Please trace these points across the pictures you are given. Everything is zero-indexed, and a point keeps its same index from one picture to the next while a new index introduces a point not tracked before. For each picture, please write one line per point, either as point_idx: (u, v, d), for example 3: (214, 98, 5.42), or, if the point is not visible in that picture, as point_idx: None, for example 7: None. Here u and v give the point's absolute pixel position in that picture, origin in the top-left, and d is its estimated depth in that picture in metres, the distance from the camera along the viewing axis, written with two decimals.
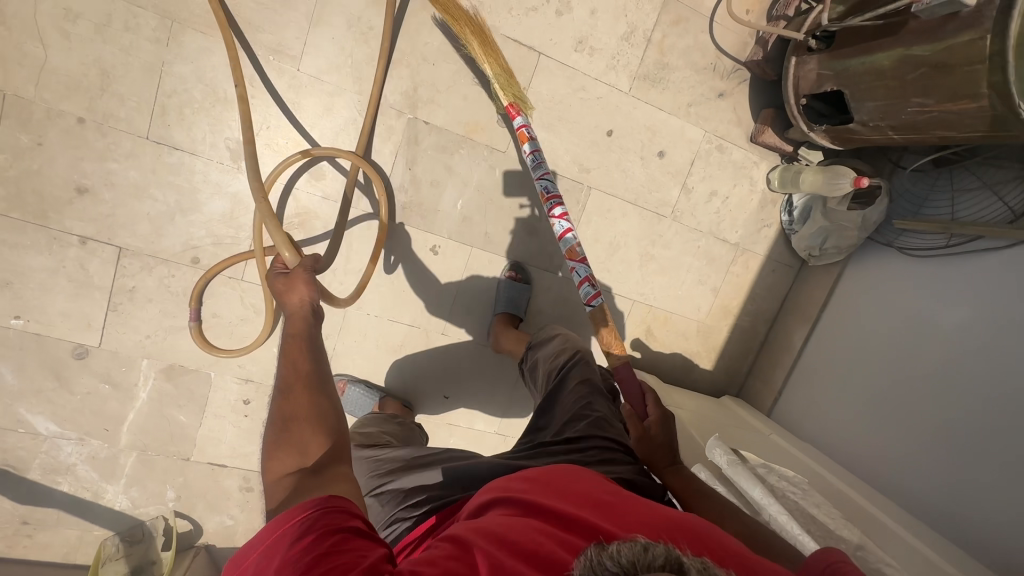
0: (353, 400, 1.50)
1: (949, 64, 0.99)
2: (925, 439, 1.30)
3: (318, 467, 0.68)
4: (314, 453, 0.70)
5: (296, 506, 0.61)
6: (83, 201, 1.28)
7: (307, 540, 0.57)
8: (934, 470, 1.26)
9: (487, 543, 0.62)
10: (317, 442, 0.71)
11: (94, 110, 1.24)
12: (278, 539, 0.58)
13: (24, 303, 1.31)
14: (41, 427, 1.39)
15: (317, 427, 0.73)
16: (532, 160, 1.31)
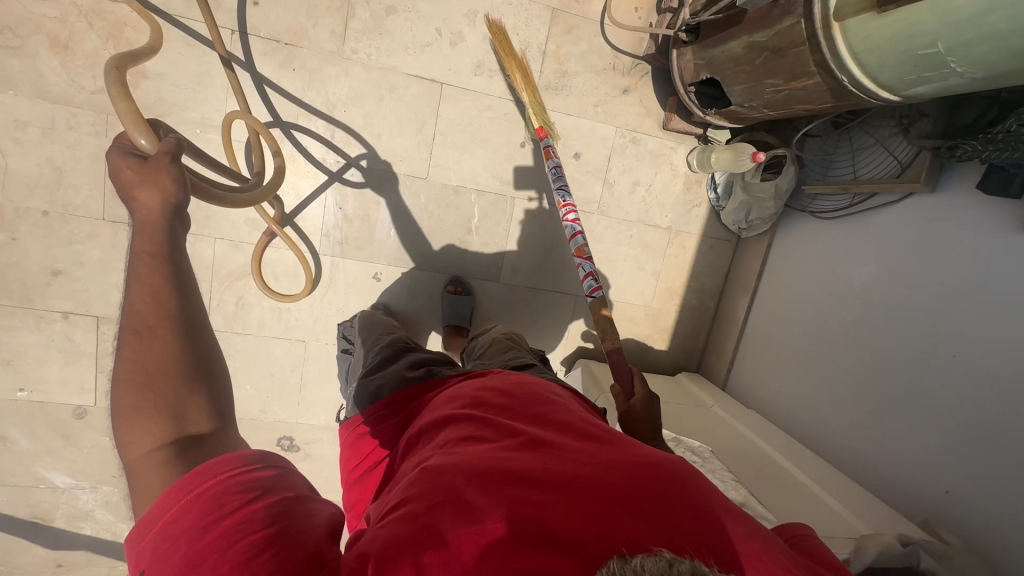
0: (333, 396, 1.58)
1: (782, 47, 1.05)
2: (851, 395, 1.34)
3: (197, 455, 0.55)
4: (194, 425, 0.56)
5: (211, 475, 0.53)
6: (59, 282, 1.46)
7: (230, 529, 0.49)
8: (859, 423, 1.30)
9: (475, 498, 0.56)
10: (201, 407, 0.57)
11: (54, 202, 1.41)
12: (192, 519, 0.50)
13: (25, 376, 1.50)
14: (59, 480, 1.59)
15: (192, 387, 0.57)
16: (554, 174, 1.42)
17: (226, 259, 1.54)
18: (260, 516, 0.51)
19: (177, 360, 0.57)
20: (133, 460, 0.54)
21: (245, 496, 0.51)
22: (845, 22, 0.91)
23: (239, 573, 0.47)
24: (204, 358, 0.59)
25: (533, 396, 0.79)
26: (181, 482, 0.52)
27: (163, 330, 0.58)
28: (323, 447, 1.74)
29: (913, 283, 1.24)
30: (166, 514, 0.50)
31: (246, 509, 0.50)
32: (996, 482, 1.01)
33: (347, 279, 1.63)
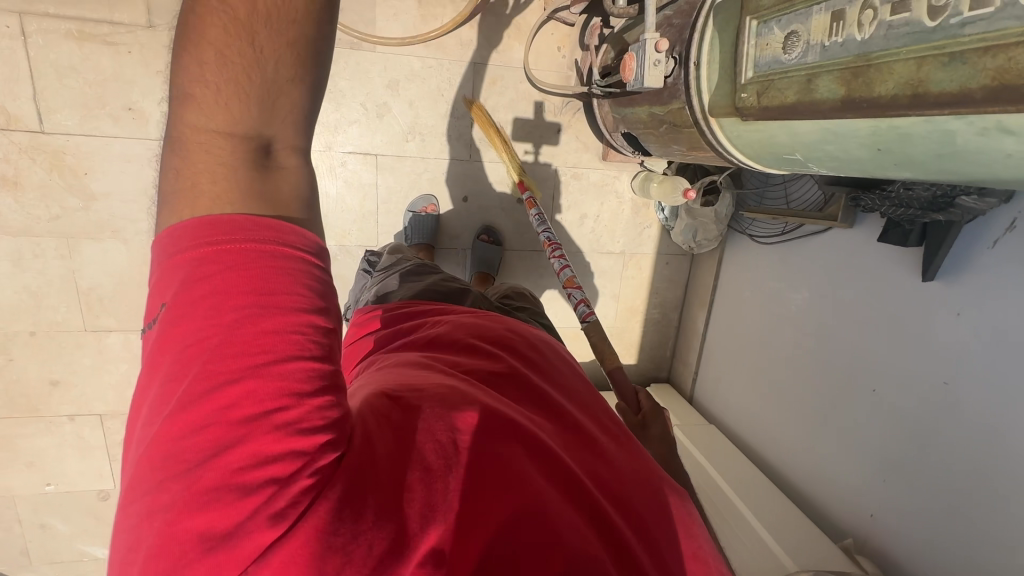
0: None
1: (677, 124, 1.07)
2: (801, 411, 1.40)
3: (263, 165, 0.46)
4: (279, 130, 0.47)
5: (274, 241, 0.44)
6: (60, 389, 1.60)
7: (292, 322, 0.43)
8: (807, 441, 1.37)
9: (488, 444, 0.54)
10: (291, 114, 0.47)
11: (39, 322, 1.53)
12: (244, 282, 0.43)
13: (50, 472, 1.68)
14: (100, 551, 1.80)
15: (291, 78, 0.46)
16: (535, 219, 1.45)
17: None
18: (330, 361, 0.45)
19: (290, 48, 0.45)
20: (182, 125, 0.44)
21: (310, 310, 0.44)
22: (719, 118, 0.92)
23: (284, 376, 0.42)
24: (322, 84, 0.49)
25: (566, 370, 0.80)
26: (238, 218, 0.44)
27: (289, 2, 0.44)
28: None
29: (837, 315, 1.29)
30: (203, 246, 0.43)
31: (307, 323, 0.44)
32: (908, 512, 1.12)
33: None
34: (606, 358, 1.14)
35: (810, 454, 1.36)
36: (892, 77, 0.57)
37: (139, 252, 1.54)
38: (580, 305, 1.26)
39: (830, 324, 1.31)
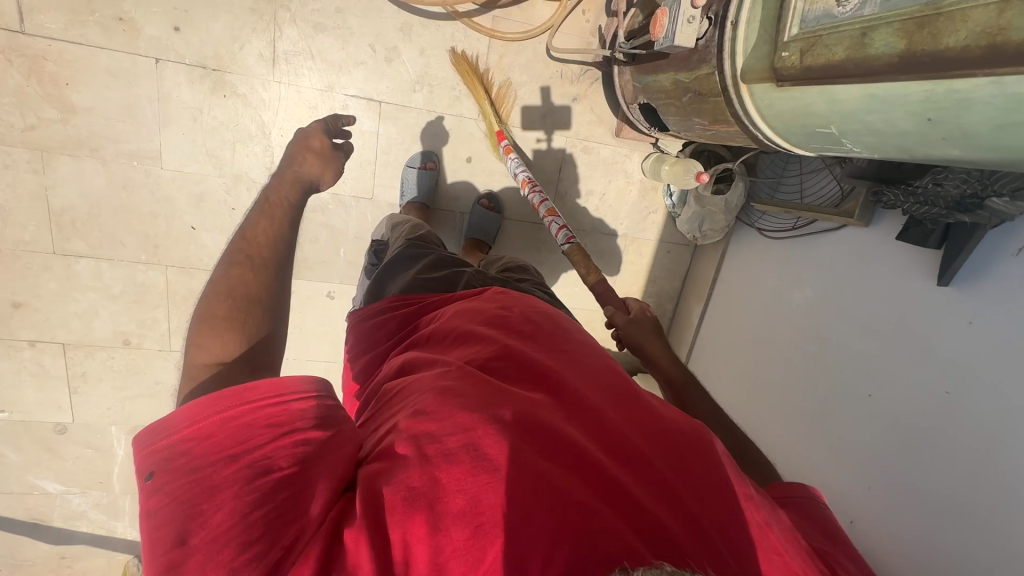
0: None
1: (703, 93, 1.00)
2: (794, 413, 1.35)
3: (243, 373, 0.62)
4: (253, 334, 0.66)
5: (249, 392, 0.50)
6: (21, 312, 1.52)
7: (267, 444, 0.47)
8: (797, 443, 1.32)
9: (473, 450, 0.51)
10: (259, 325, 0.67)
11: (3, 239, 1.44)
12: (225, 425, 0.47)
13: (4, 399, 1.60)
14: (51, 487, 1.73)
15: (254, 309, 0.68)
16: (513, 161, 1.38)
17: (180, 284, 1.58)
18: (304, 457, 0.47)
19: (258, 301, 0.69)
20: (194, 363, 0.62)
21: (290, 431, 0.48)
22: (751, 85, 0.86)
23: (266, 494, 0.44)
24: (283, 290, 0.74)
25: (565, 333, 0.74)
26: (220, 395, 0.50)
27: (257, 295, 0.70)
28: None
29: (838, 316, 1.25)
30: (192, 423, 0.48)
31: (285, 443, 0.47)
32: (893, 520, 1.07)
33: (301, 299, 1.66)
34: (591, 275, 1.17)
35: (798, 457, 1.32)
36: (966, 26, 0.51)
37: (118, 176, 1.45)
38: (562, 230, 1.26)
39: (834, 325, 1.26)
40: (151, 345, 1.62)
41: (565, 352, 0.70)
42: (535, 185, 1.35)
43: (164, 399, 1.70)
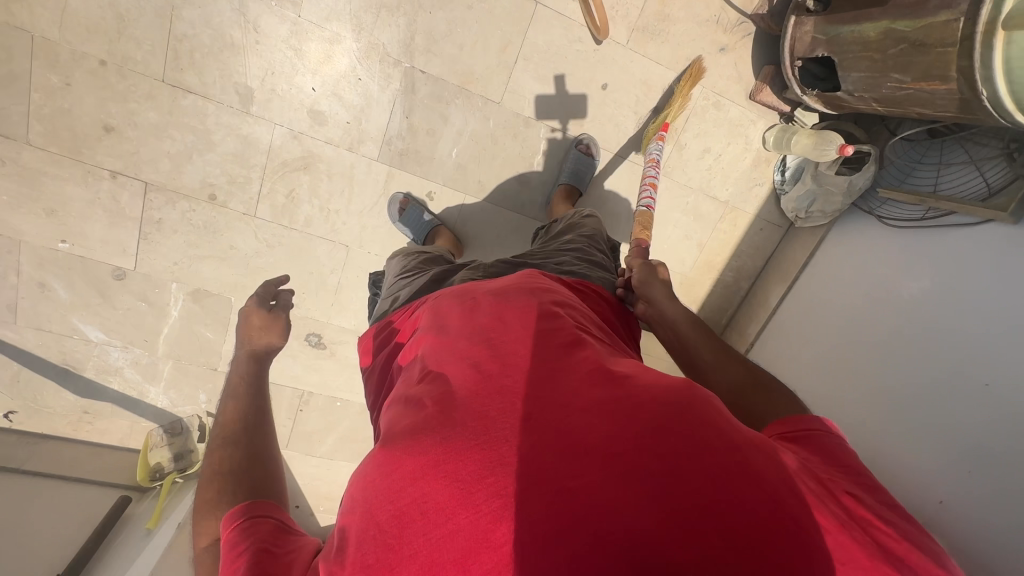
0: (410, 219, 1.57)
1: (926, 43, 0.99)
2: (890, 395, 1.34)
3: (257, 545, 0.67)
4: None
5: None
6: (111, 138, 1.41)
7: None
8: (892, 423, 1.31)
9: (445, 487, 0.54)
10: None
11: (114, 53, 1.34)
12: None
13: (68, 228, 1.49)
14: (92, 334, 1.63)
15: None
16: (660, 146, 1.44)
17: (281, 148, 1.49)
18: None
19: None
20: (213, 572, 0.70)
21: None
22: (1012, 31, 0.87)
23: None
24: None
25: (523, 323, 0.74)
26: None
27: None
28: (347, 349, 1.78)
29: (959, 308, 1.25)
30: None
31: None
32: (1004, 502, 1.05)
33: (399, 192, 1.59)
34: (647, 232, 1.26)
35: (894, 436, 1.30)
36: None
37: (251, 15, 1.36)
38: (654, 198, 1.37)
39: (954, 315, 1.26)
40: (237, 205, 1.54)
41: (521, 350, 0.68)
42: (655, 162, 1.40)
43: (233, 266, 1.61)
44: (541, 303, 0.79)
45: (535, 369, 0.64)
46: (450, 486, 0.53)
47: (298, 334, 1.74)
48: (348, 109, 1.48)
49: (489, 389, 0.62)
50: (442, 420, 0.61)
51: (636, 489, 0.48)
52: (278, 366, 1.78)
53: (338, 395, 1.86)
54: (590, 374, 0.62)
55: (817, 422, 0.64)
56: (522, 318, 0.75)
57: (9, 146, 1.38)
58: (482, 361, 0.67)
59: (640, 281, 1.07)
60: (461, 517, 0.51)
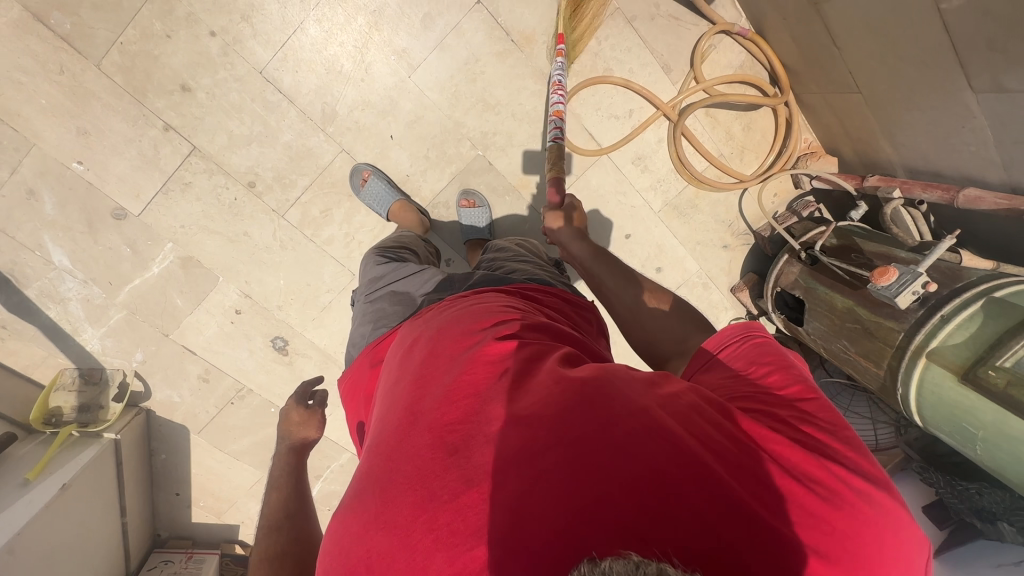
0: (375, 193, 1.53)
1: (874, 333, 1.29)
2: None
3: None
4: None
5: None
6: (181, 96, 1.43)
7: None
8: None
9: (388, 532, 0.61)
10: None
11: (227, 31, 1.40)
12: None
13: (91, 153, 1.45)
14: (56, 258, 1.54)
15: None
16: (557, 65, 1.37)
17: (337, 170, 1.56)
18: None
19: None
20: None
21: None
22: (931, 361, 1.15)
23: None
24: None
25: (436, 353, 0.80)
26: None
27: None
28: (307, 364, 1.78)
29: None
30: None
31: None
32: None
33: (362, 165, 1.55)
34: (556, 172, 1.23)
35: None
36: None
37: (367, 56, 1.47)
38: (558, 129, 1.29)
39: None
40: (270, 201, 1.57)
41: (439, 380, 0.75)
42: (562, 89, 1.36)
43: (237, 250, 1.61)
44: (462, 325, 0.85)
45: (453, 395, 0.71)
46: (390, 536, 0.61)
47: (267, 332, 1.73)
48: (414, 164, 1.59)
49: (414, 427, 0.70)
50: (379, 473, 0.68)
51: (546, 486, 0.57)
52: (232, 355, 1.74)
53: (276, 402, 1.82)
54: (500, 398, 0.68)
55: (714, 350, 0.79)
56: (441, 346, 0.81)
57: (78, 61, 1.36)
58: (405, 403, 0.74)
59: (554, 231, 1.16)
60: (404, 560, 0.58)
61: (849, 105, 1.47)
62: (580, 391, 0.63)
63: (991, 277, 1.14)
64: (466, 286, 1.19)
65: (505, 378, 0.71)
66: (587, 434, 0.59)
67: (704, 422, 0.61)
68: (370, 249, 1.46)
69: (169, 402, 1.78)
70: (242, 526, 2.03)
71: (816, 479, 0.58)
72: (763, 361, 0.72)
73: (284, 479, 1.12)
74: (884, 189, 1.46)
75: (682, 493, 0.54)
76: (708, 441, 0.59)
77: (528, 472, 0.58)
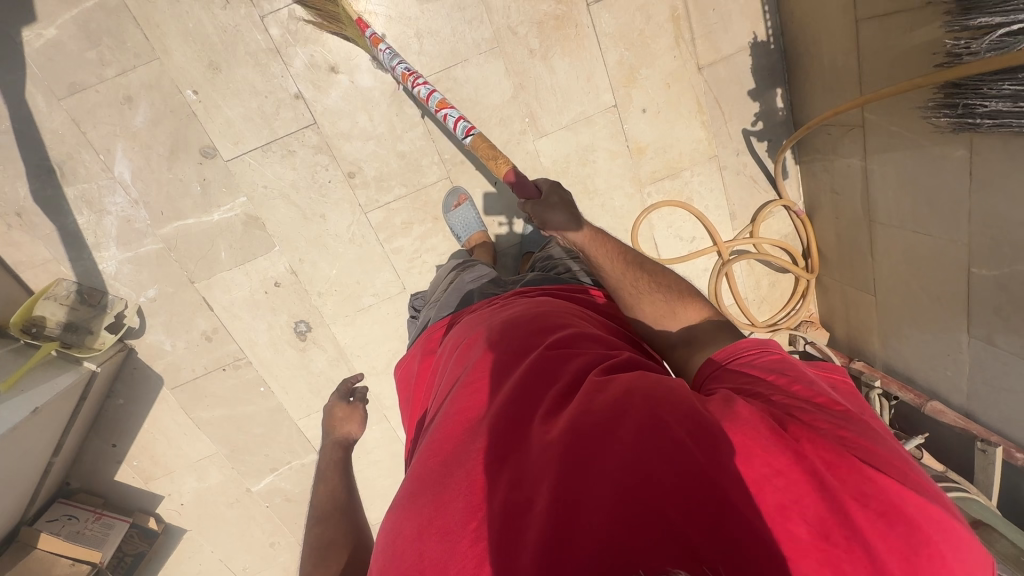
0: (465, 218, 1.60)
1: None
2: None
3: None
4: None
5: None
6: (326, 75, 1.46)
7: None
8: None
9: (439, 534, 0.59)
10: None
11: (397, 39, 1.47)
12: None
13: (209, 89, 1.42)
14: (118, 169, 1.44)
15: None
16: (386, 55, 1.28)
17: (435, 191, 1.62)
18: None
19: None
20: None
21: None
22: None
23: None
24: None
25: (491, 363, 0.82)
26: None
27: None
28: (319, 356, 1.73)
29: None
30: None
31: None
32: None
33: (462, 187, 1.62)
34: (500, 166, 1.10)
35: None
36: None
37: (506, 109, 1.58)
38: (462, 120, 1.19)
39: None
40: (360, 195, 1.58)
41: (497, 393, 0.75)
42: (414, 77, 1.25)
43: (306, 228, 1.59)
44: (515, 336, 0.87)
45: (509, 409, 0.70)
46: (441, 543, 0.58)
47: (294, 313, 1.68)
48: (504, 212, 1.69)
49: (472, 435, 0.70)
50: (433, 478, 0.67)
51: (598, 492, 0.55)
52: (248, 323, 1.66)
53: (270, 383, 1.74)
54: (554, 411, 0.68)
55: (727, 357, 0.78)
56: (495, 356, 0.84)
57: (244, 6, 1.37)
58: (463, 411, 0.75)
59: (533, 215, 1.06)
60: (452, 565, 0.55)
61: (862, 301, 1.79)
62: (631, 399, 0.63)
63: (940, 479, 1.42)
64: (517, 286, 1.23)
65: (559, 392, 0.71)
66: (635, 445, 0.58)
67: (749, 418, 0.59)
68: (444, 264, 1.55)
69: (157, 348, 1.64)
70: (165, 500, 1.83)
71: (868, 490, 0.53)
72: (789, 370, 0.70)
73: (334, 473, 1.03)
74: (868, 375, 1.76)
75: (730, 501, 0.52)
76: (750, 441, 0.56)
77: (577, 485, 0.57)
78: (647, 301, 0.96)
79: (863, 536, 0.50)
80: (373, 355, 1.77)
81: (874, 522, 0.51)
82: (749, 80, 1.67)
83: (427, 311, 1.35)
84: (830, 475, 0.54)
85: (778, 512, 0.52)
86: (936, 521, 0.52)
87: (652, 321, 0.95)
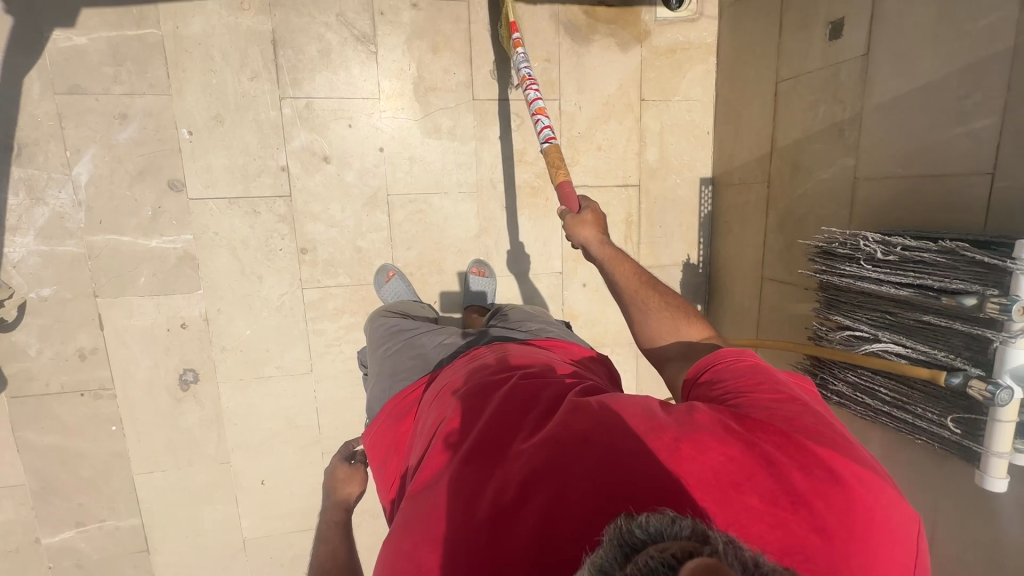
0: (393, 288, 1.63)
1: None
2: None
3: None
4: None
5: None
6: (317, 161, 1.59)
7: None
8: None
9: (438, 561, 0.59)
10: None
11: (393, 154, 1.63)
12: None
13: (205, 135, 1.51)
14: (78, 169, 1.45)
15: None
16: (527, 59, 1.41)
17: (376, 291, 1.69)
18: None
19: None
20: None
21: None
22: None
23: None
24: None
25: (468, 395, 0.83)
26: None
27: None
28: (193, 412, 1.62)
29: None
30: None
31: None
32: None
33: (389, 264, 1.68)
34: (561, 175, 1.24)
35: None
36: None
37: (468, 243, 1.73)
38: (546, 129, 1.32)
39: None
40: (304, 271, 1.63)
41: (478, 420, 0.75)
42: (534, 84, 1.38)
43: (238, 282, 1.59)
44: (491, 373, 0.88)
45: (489, 430, 0.71)
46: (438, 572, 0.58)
47: (187, 360, 1.60)
48: None
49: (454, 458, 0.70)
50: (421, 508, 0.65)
51: (581, 499, 0.58)
52: (134, 355, 1.56)
53: (125, 424, 1.59)
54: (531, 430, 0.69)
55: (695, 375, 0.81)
56: (473, 387, 0.84)
57: (270, 84, 1.52)
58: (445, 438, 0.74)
59: (571, 228, 1.13)
60: None
61: None
62: (600, 414, 0.66)
63: None
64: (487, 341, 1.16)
65: (535, 412, 0.73)
66: (603, 447, 0.62)
67: (703, 418, 0.64)
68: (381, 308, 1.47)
69: (20, 349, 1.50)
70: None
71: (809, 461, 0.59)
72: (741, 377, 0.74)
73: (336, 535, 0.90)
74: None
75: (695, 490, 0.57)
76: (703, 432, 0.62)
77: (556, 491, 0.60)
78: (654, 315, 0.97)
79: (808, 501, 0.56)
80: (250, 428, 1.67)
81: (816, 487, 0.57)
82: (677, 290, 1.91)
83: (381, 368, 1.18)
84: (777, 453, 0.59)
85: (733, 488, 0.57)
86: (866, 479, 0.59)
87: (653, 334, 0.96)
